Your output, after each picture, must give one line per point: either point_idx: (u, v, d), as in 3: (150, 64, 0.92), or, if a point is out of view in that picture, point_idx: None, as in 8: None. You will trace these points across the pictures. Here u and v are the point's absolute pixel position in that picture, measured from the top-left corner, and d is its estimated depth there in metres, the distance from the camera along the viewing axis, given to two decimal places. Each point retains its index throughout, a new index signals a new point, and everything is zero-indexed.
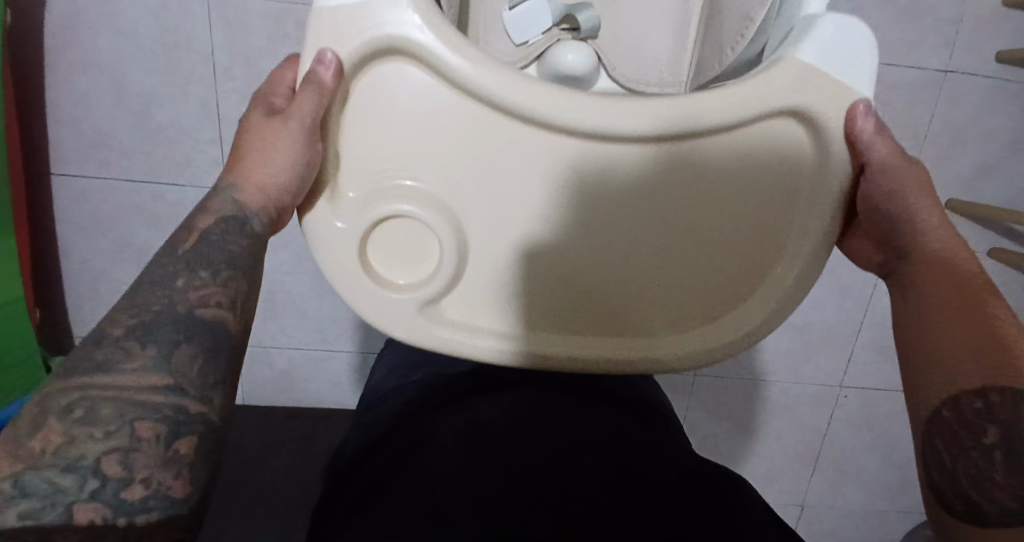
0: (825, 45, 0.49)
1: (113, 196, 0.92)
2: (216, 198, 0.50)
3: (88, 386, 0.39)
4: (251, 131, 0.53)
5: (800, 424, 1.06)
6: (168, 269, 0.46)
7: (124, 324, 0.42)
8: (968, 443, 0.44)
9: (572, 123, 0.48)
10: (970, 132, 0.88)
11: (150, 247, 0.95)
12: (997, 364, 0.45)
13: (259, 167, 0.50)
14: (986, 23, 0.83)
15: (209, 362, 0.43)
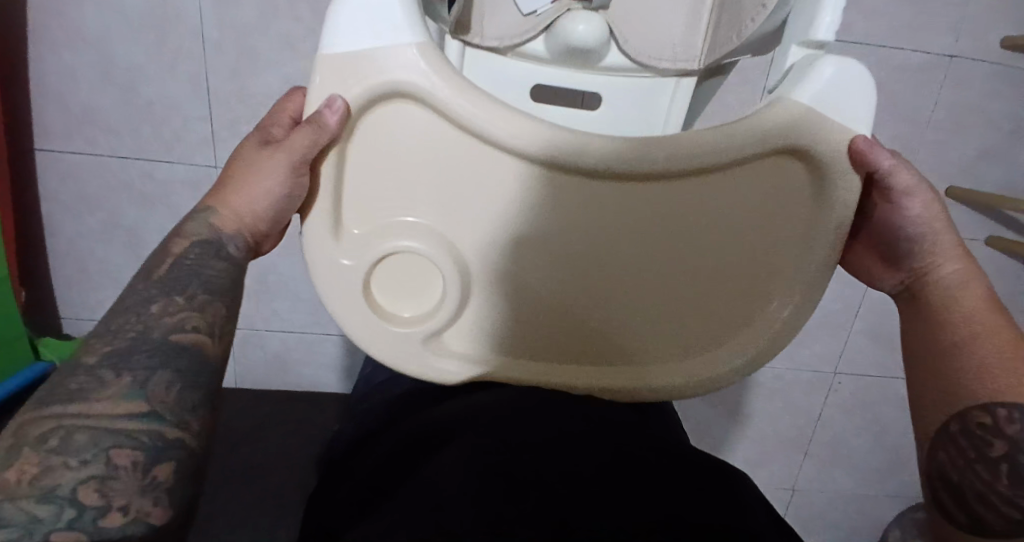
0: (824, 87, 0.47)
1: (100, 174, 0.90)
2: (193, 223, 0.51)
3: (61, 415, 0.38)
4: (247, 156, 0.53)
5: (793, 409, 1.07)
6: (143, 294, 0.46)
7: (99, 351, 0.43)
8: (973, 458, 0.46)
9: (572, 159, 0.47)
10: (971, 118, 0.87)
11: (139, 227, 0.94)
12: (1004, 381, 0.46)
13: (240, 196, 0.52)
14: (995, 7, 0.81)
15: (188, 388, 0.42)
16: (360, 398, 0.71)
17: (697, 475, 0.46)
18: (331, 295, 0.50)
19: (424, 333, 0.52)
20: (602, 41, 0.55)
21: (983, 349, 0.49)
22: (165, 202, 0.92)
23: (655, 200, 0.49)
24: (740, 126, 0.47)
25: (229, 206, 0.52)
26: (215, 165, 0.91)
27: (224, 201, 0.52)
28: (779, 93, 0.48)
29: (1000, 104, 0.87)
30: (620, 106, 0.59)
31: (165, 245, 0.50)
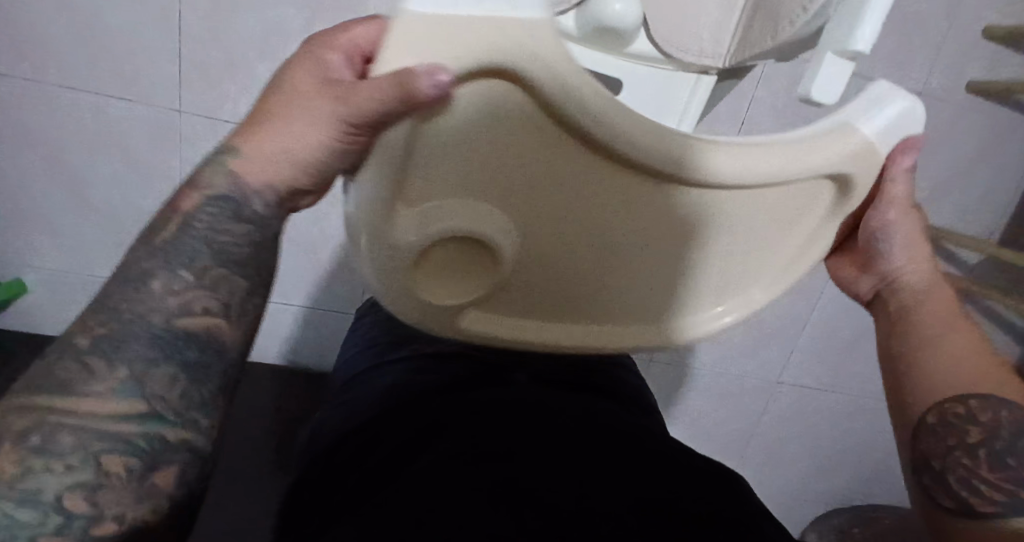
0: (888, 123, 0.46)
1: (47, 105, 0.84)
2: (212, 170, 0.42)
3: (49, 409, 0.34)
4: (297, 91, 0.44)
5: (737, 415, 1.11)
6: (145, 266, 0.39)
7: (91, 332, 0.36)
8: (954, 445, 0.49)
9: (625, 144, 0.38)
10: (931, 154, 0.93)
11: (87, 163, 0.89)
12: (974, 377, 0.51)
13: (275, 140, 0.42)
14: (964, 52, 0.87)
15: (193, 383, 0.37)
16: (341, 386, 0.68)
17: (675, 473, 0.50)
18: (366, 270, 0.43)
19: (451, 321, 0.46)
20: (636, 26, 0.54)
21: (950, 347, 0.53)
22: (117, 140, 0.88)
23: (696, 198, 0.44)
24: (813, 146, 0.44)
25: (262, 149, 0.42)
26: (177, 110, 0.87)
27: (256, 141, 0.43)
28: (847, 117, 0.46)
29: (955, 144, 0.93)
30: (641, 93, 0.60)
31: (191, 180, 0.42)
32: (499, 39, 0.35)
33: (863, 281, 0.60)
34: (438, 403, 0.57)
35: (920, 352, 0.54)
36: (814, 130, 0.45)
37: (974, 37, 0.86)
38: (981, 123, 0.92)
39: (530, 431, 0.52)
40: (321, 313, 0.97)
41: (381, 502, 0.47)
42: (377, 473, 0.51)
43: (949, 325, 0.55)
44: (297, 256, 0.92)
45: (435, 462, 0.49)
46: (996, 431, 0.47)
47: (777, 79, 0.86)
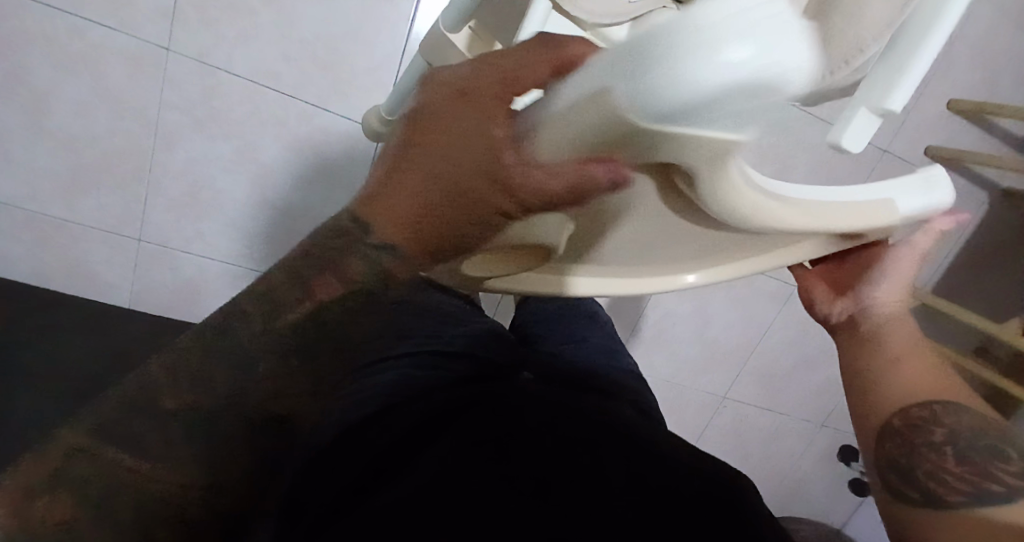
0: (915, 210, 0.44)
1: (15, 14, 0.76)
2: (358, 260, 0.41)
3: (117, 464, 0.42)
4: (445, 157, 0.34)
5: (683, 426, 1.17)
6: (254, 344, 0.43)
7: (174, 399, 0.43)
8: (920, 444, 0.53)
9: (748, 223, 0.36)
10: None
11: (48, 88, 0.81)
12: (928, 387, 0.56)
13: (422, 221, 0.37)
14: (931, 119, 0.96)
15: (242, 459, 0.45)
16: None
17: (670, 468, 0.53)
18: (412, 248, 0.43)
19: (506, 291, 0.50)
20: None
21: (910, 367, 0.58)
22: (91, 67, 0.81)
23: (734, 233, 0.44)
24: (862, 215, 0.42)
25: (410, 242, 0.38)
26: (166, 49, 0.81)
27: (404, 234, 0.38)
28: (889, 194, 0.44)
29: None
30: None
31: (333, 264, 0.41)
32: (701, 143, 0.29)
33: (837, 303, 0.63)
34: (442, 398, 0.59)
35: (895, 365, 0.59)
36: (852, 197, 0.43)
37: (941, 107, 0.95)
38: None
39: (534, 426, 0.54)
40: None
41: (393, 488, 0.47)
42: (385, 463, 0.52)
43: (914, 350, 0.60)
44: None
45: (445, 454, 0.50)
46: (957, 431, 0.53)
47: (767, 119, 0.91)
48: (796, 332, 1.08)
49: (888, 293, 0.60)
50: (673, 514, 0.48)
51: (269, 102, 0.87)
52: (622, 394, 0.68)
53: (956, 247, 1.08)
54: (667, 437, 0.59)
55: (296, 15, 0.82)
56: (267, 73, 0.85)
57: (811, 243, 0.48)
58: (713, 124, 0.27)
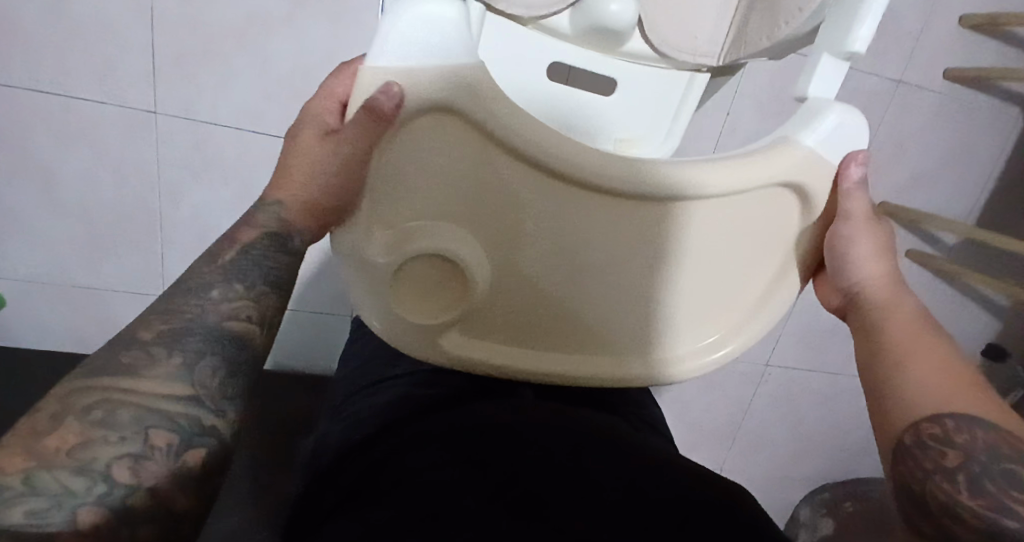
0: (827, 135, 0.50)
1: (13, 103, 0.81)
2: (263, 214, 0.50)
3: (110, 388, 0.36)
4: (304, 140, 0.51)
5: (725, 401, 1.13)
6: (203, 279, 0.44)
7: (155, 328, 0.40)
8: (931, 468, 0.46)
9: (557, 164, 0.44)
10: (912, 143, 0.96)
11: (57, 167, 0.86)
12: (941, 395, 0.48)
13: (303, 187, 0.49)
14: (945, 41, 0.89)
15: (232, 375, 0.40)
16: (344, 400, 0.71)
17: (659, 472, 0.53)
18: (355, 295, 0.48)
19: (439, 329, 0.49)
20: (634, 26, 0.54)
21: (919, 358, 0.51)
22: (89, 140, 0.85)
23: (627, 213, 0.47)
24: (772, 156, 0.49)
25: (296, 198, 0.50)
26: (154, 111, 0.85)
27: (287, 191, 0.50)
28: (786, 132, 0.51)
29: (928, 139, 0.96)
30: (636, 89, 0.60)
31: (250, 222, 0.49)
32: (456, 79, 0.42)
33: (835, 296, 0.59)
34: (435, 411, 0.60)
35: (904, 363, 0.51)
36: (755, 148, 0.50)
37: (954, 26, 0.88)
38: (957, 110, 0.94)
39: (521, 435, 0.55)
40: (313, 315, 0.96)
41: (378, 501, 0.50)
42: (375, 468, 0.55)
43: (921, 338, 0.52)
44: None
45: (427, 464, 0.52)
46: (971, 454, 0.45)
47: (764, 73, 0.87)
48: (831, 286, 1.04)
49: (864, 268, 0.56)
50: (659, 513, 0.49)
51: (259, 146, 0.89)
52: (626, 408, 0.68)
53: (995, 172, 1.00)
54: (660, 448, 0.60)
55: (270, 57, 0.83)
56: (253, 117, 0.87)
57: (769, 269, 0.55)
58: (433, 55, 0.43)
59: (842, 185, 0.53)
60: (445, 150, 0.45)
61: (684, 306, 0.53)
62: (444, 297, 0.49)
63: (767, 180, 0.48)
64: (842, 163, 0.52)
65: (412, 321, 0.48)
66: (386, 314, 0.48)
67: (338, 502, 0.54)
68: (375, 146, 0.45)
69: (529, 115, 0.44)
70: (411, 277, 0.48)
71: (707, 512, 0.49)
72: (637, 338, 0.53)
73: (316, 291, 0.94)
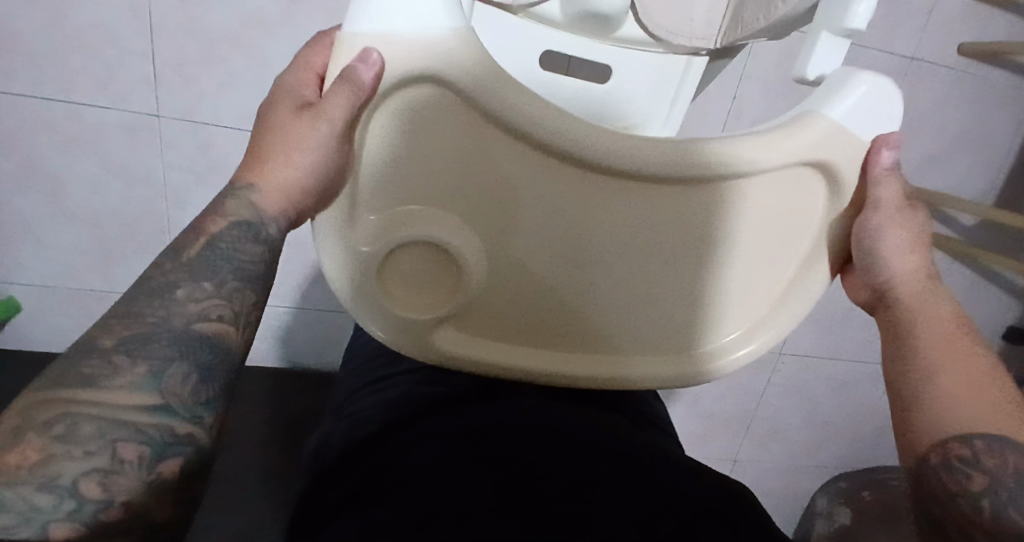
0: (851, 107, 0.47)
1: (19, 110, 0.82)
2: (232, 201, 0.45)
3: (71, 401, 0.34)
4: (276, 120, 0.48)
5: (738, 390, 1.12)
6: (168, 278, 0.41)
7: (116, 334, 0.38)
8: (954, 491, 0.43)
9: (550, 142, 0.43)
10: (927, 122, 0.93)
11: (63, 173, 0.87)
12: (973, 412, 0.45)
13: (278, 167, 0.46)
14: (958, 16, 0.86)
15: (206, 378, 0.38)
16: (346, 397, 0.71)
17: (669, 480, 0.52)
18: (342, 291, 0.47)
19: (433, 322, 0.49)
20: (625, 11, 0.53)
21: (951, 369, 0.47)
22: (93, 145, 0.85)
23: (622, 197, 0.47)
24: (792, 130, 0.46)
25: (270, 180, 0.46)
26: (156, 115, 0.85)
27: (258, 174, 0.46)
28: (808, 107, 0.49)
29: (945, 116, 0.93)
30: (632, 75, 0.59)
31: (217, 210, 0.45)
32: (433, 56, 0.41)
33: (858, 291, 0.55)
34: (437, 413, 0.60)
35: (938, 372, 0.48)
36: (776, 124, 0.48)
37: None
38: (972, 88, 0.91)
39: (528, 438, 0.54)
40: (312, 311, 0.98)
41: (377, 503, 0.49)
42: (376, 471, 0.54)
43: (953, 349, 0.48)
44: (297, 254, 0.92)
45: (427, 467, 0.51)
46: (1000, 479, 0.42)
47: (769, 54, 0.85)
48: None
49: (894, 263, 0.52)
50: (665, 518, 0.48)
51: None
52: (631, 406, 0.67)
53: (1014, 149, 0.97)
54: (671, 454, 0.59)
55: (268, 55, 0.83)
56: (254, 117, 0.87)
57: (783, 270, 0.53)
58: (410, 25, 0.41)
59: (871, 170, 0.49)
60: (432, 132, 0.44)
61: (684, 308, 0.52)
62: (440, 289, 0.49)
63: (788, 158, 0.46)
64: (872, 148, 0.49)
65: (405, 317, 0.48)
66: (377, 306, 0.48)
67: (338, 504, 0.53)
68: (360, 115, 0.43)
69: (549, 103, 0.43)
70: (401, 264, 0.47)
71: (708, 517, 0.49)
72: (634, 338, 0.52)
73: (317, 288, 0.96)
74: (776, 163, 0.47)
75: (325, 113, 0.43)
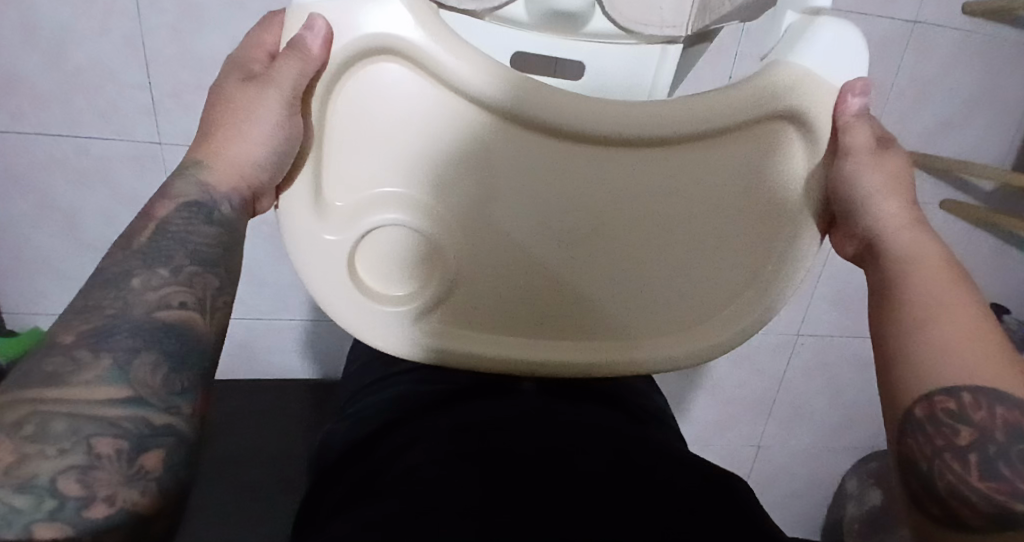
0: (818, 50, 0.47)
1: (29, 149, 0.85)
2: (181, 182, 0.45)
3: (38, 400, 0.33)
4: (219, 93, 0.47)
5: (760, 373, 1.10)
6: (122, 267, 0.40)
7: (76, 330, 0.37)
8: (941, 445, 0.39)
9: (506, 110, 0.44)
10: (937, 86, 0.89)
11: (76, 207, 0.90)
12: (963, 361, 0.40)
13: (230, 143, 0.45)
14: None
15: (176, 369, 0.38)
16: (348, 398, 0.72)
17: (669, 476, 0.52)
18: (313, 281, 0.47)
19: (414, 311, 0.50)
20: (588, 5, 0.53)
21: (938, 312, 0.43)
22: (102, 178, 0.88)
23: (588, 163, 0.47)
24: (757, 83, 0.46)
25: (223, 158, 0.45)
26: (159, 143, 0.87)
27: (209, 152, 0.46)
28: (776, 56, 0.48)
29: (958, 76, 0.89)
30: (608, 71, 0.58)
31: (163, 193, 0.44)
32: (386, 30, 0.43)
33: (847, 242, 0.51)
34: (435, 412, 0.60)
35: (928, 314, 0.43)
36: (743, 77, 0.47)
37: None
38: (983, 47, 0.88)
39: (524, 434, 0.54)
40: (329, 322, 1.00)
41: (373, 500, 0.50)
42: (374, 472, 0.54)
43: (948, 288, 0.44)
44: None
45: (424, 465, 0.51)
46: (988, 434, 0.38)
47: None
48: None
49: (879, 202, 0.47)
50: (662, 507, 0.48)
51: None
52: (630, 399, 0.67)
53: None
54: (672, 446, 0.58)
55: None
56: None
57: (771, 253, 0.51)
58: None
59: (841, 118, 0.47)
60: (391, 111, 0.45)
61: (684, 284, 0.51)
62: (419, 277, 0.49)
63: (758, 113, 0.46)
64: (839, 97, 0.47)
65: (387, 310, 0.49)
66: (343, 292, 0.48)
67: (334, 509, 0.53)
68: (313, 84, 0.44)
69: (501, 70, 0.44)
70: (370, 246, 0.48)
71: (706, 505, 0.49)
72: (637, 317, 0.52)
73: None
74: (744, 118, 0.46)
75: (272, 81, 0.43)
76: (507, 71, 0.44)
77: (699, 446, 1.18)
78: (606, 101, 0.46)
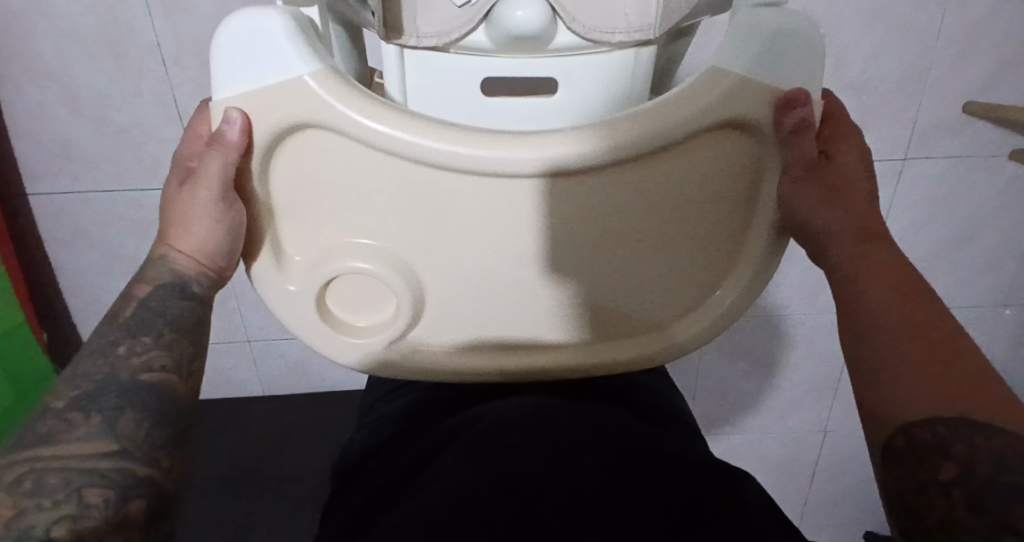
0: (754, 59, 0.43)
1: (95, 207, 0.94)
2: (154, 266, 0.49)
3: (33, 459, 0.37)
4: (167, 190, 0.50)
5: (817, 354, 1.04)
6: (108, 338, 0.45)
7: (67, 396, 0.41)
8: (923, 479, 0.35)
9: (441, 162, 0.43)
10: (992, 28, 0.81)
11: (139, 254, 0.99)
12: (941, 387, 0.37)
13: (184, 234, 0.49)
14: None
15: (159, 423, 0.41)
16: (367, 411, 0.75)
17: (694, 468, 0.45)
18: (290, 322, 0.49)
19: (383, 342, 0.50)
20: (550, 26, 0.52)
21: (909, 334, 0.40)
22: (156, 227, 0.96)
23: (546, 200, 0.45)
24: (693, 96, 0.43)
25: (181, 248, 0.49)
26: None
27: (168, 244, 0.50)
28: (713, 63, 0.44)
29: (1015, 13, 0.80)
30: (583, 80, 0.56)
31: (139, 276, 0.49)
32: (303, 104, 0.43)
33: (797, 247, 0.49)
34: (434, 428, 0.59)
35: (895, 337, 0.40)
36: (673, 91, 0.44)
37: None
38: None
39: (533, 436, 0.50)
40: None
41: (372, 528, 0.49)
42: (377, 498, 0.53)
43: (913, 302, 0.42)
44: None
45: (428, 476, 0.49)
46: (972, 465, 0.34)
47: None
48: (925, 205, 0.95)
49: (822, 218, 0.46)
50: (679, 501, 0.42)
51: None
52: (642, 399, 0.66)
53: None
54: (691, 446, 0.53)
55: None
56: None
57: (743, 258, 0.50)
58: (279, 75, 0.43)
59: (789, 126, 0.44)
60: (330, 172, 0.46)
61: (690, 274, 0.50)
62: (383, 317, 0.50)
63: (696, 131, 0.43)
64: (778, 107, 0.44)
65: (354, 343, 0.50)
66: (319, 332, 0.49)
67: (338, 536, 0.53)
68: (241, 168, 0.46)
69: (420, 124, 0.43)
70: (339, 287, 0.49)
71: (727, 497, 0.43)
72: (604, 331, 0.51)
73: None
74: (688, 134, 0.43)
75: (204, 177, 0.46)
76: (428, 119, 0.43)
77: (760, 433, 1.14)
78: (541, 137, 0.43)
